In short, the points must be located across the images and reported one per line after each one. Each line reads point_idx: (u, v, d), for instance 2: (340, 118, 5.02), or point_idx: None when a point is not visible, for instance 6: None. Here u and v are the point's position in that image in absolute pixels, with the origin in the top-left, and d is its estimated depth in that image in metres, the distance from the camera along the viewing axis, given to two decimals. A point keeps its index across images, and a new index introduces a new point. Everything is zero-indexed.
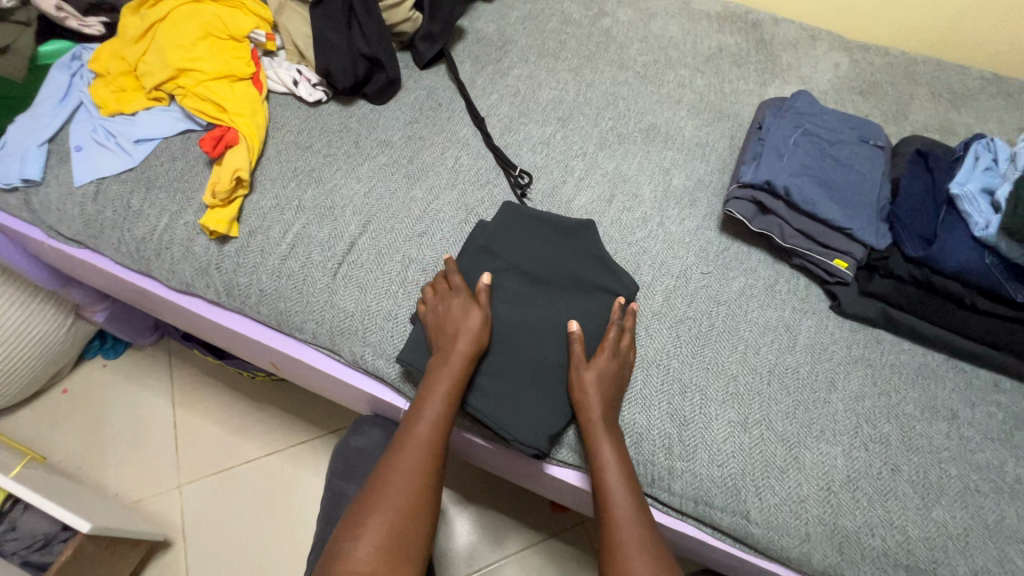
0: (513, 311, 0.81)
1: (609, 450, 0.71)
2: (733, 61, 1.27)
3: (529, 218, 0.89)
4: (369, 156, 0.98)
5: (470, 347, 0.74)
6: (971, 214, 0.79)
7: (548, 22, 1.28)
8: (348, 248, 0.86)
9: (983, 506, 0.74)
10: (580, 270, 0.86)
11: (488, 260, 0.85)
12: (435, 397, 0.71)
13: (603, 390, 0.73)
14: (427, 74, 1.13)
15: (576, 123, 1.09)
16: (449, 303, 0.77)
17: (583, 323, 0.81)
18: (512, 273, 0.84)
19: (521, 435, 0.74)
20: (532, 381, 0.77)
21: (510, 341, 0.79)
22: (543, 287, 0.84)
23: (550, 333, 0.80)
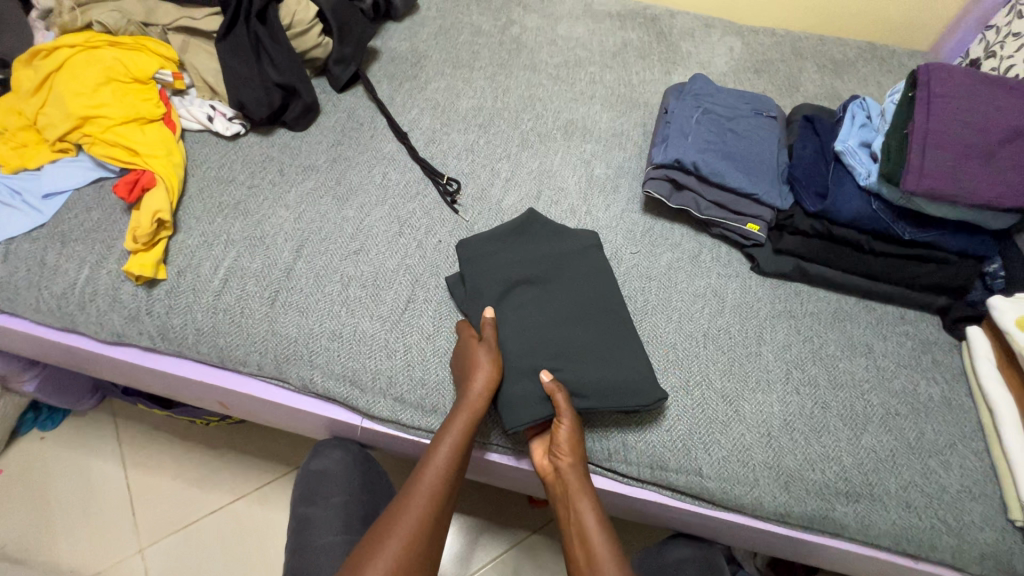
0: (527, 315, 0.83)
1: (591, 517, 0.71)
2: (638, 54, 1.35)
3: (485, 238, 0.90)
4: (296, 182, 0.98)
5: (486, 389, 0.74)
6: (855, 165, 0.87)
7: (459, 35, 1.33)
8: (284, 275, 0.86)
9: (905, 426, 0.81)
10: (566, 262, 0.88)
11: (471, 289, 0.85)
12: (447, 437, 0.72)
13: (580, 452, 0.74)
14: (346, 96, 1.14)
15: (497, 128, 1.13)
16: (457, 348, 0.79)
17: (600, 302, 0.85)
18: (509, 284, 0.85)
19: (618, 398, 0.76)
20: (609, 358, 0.80)
21: (560, 338, 0.81)
22: (542, 285, 0.86)
23: (576, 318, 0.83)
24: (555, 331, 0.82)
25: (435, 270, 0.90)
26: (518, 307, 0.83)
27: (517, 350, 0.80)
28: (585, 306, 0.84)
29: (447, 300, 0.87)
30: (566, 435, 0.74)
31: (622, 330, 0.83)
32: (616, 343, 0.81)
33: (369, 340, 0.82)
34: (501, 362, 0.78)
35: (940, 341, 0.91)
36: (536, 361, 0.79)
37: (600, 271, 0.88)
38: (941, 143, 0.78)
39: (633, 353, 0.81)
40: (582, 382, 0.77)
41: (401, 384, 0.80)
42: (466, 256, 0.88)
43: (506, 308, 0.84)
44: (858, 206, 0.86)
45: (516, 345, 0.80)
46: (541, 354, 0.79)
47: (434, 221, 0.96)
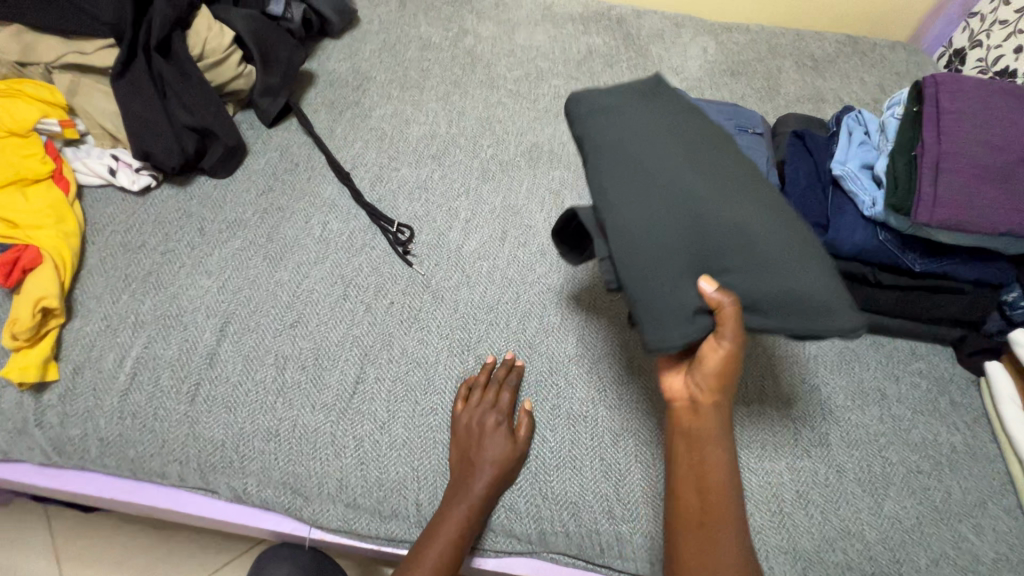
0: (686, 188, 0.60)
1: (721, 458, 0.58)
2: (605, 62, 1.23)
3: (603, 94, 0.68)
4: (219, 242, 0.84)
5: (493, 474, 0.66)
6: (857, 193, 0.77)
7: (406, 50, 1.19)
8: (206, 362, 0.73)
9: (929, 487, 0.72)
10: (699, 133, 0.66)
11: (602, 154, 0.63)
12: (447, 525, 0.64)
13: (726, 386, 0.59)
14: (277, 131, 1.00)
15: (453, 158, 1.01)
16: (465, 420, 0.70)
17: (761, 185, 0.64)
18: (654, 149, 0.63)
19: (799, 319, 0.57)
20: (788, 254, 0.59)
21: (729, 220, 0.59)
22: (696, 153, 0.64)
23: (744, 199, 0.61)
24: (709, 214, 0.59)
25: (388, 340, 0.77)
26: (671, 176, 0.61)
27: (660, 240, 0.58)
28: (748, 186, 0.63)
29: (403, 376, 0.75)
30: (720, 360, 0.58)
31: (782, 220, 0.61)
32: (794, 238, 0.60)
33: (311, 435, 0.69)
34: (520, 451, 0.70)
35: (956, 378, 0.82)
36: (686, 260, 0.58)
37: (735, 150, 0.67)
38: (957, 167, 0.69)
39: (802, 255, 0.60)
40: (740, 295, 0.58)
41: (354, 488, 0.68)
42: (579, 119, 0.67)
43: (654, 174, 0.61)
44: (863, 237, 0.76)
45: (671, 233, 0.58)
46: (690, 251, 0.58)
47: (384, 279, 0.83)
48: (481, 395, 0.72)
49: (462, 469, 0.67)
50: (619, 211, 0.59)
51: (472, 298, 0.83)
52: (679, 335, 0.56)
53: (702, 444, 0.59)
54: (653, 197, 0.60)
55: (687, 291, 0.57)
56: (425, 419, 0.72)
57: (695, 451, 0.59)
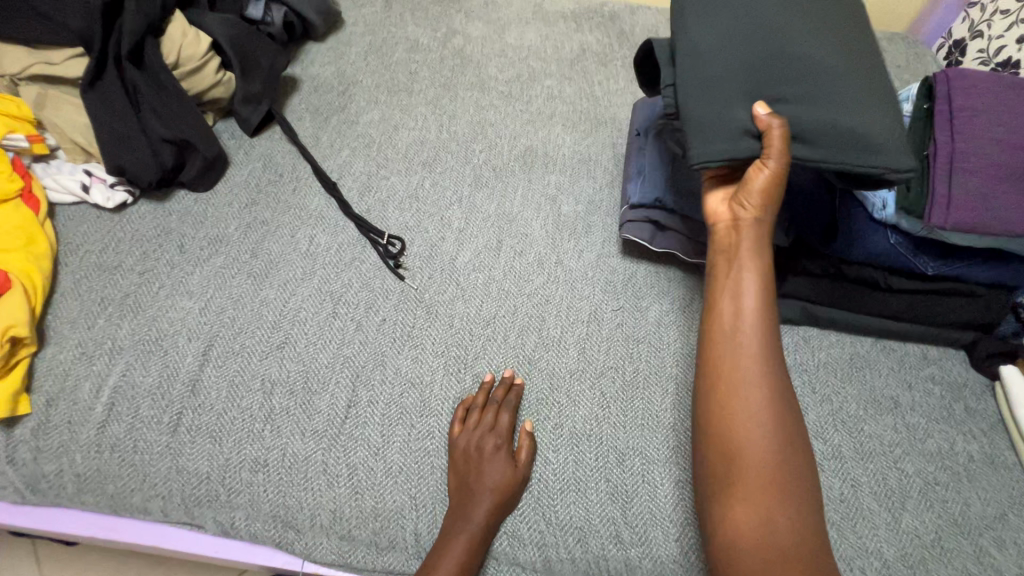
0: (764, 28, 0.67)
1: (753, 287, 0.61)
2: (598, 60, 1.20)
3: None
4: (200, 260, 0.80)
5: (494, 500, 0.64)
6: (866, 195, 0.74)
7: (393, 52, 1.15)
8: (188, 389, 0.69)
9: (947, 499, 0.69)
10: (810, 3, 0.71)
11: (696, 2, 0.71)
12: (447, 556, 0.61)
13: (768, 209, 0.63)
14: (260, 141, 0.96)
15: (444, 165, 0.97)
16: (463, 444, 0.67)
17: (841, 32, 0.69)
18: (743, 3, 0.70)
19: (847, 151, 0.62)
20: (847, 97, 0.64)
21: (796, 59, 0.65)
22: (785, 1, 0.70)
23: (816, 40, 0.67)
24: (781, 64, 0.66)
25: (380, 360, 0.74)
26: (752, 22, 0.68)
27: (726, 74, 0.65)
28: (824, 30, 0.68)
29: (397, 399, 0.71)
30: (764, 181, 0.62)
31: (856, 78, 0.65)
32: (858, 82, 0.65)
33: (301, 464, 0.66)
34: (522, 475, 0.67)
35: (970, 383, 0.79)
36: (748, 91, 0.65)
37: (835, 19, 0.71)
38: (971, 168, 0.66)
39: (866, 108, 0.63)
40: (793, 124, 0.63)
41: (348, 519, 0.64)
42: None
43: (737, 21, 0.68)
44: (873, 241, 0.73)
45: (738, 67, 0.66)
46: (758, 84, 0.65)
47: (374, 295, 0.80)
48: (479, 417, 0.69)
49: (460, 497, 0.64)
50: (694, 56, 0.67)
51: (468, 312, 0.79)
52: (723, 143, 0.62)
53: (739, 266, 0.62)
54: (730, 45, 0.67)
55: (740, 111, 0.64)
56: (421, 443, 0.68)
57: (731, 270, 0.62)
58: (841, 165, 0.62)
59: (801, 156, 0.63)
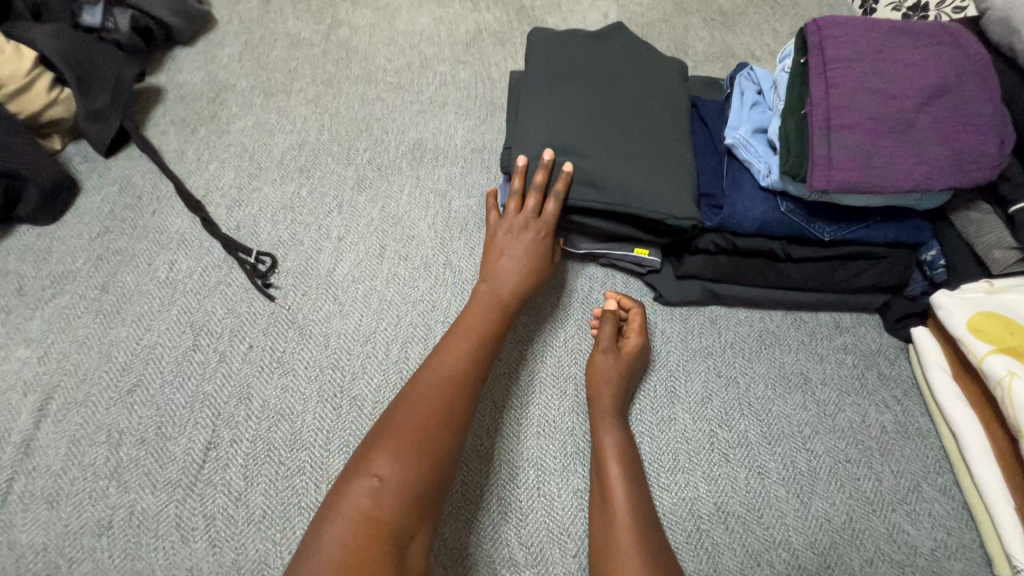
0: (581, 98, 0.75)
1: (616, 470, 0.61)
2: (496, 40, 1.12)
3: (555, 31, 0.83)
4: (42, 302, 0.72)
5: (526, 275, 0.68)
6: (750, 161, 0.69)
7: (271, 50, 1.06)
8: (21, 451, 0.62)
9: (858, 477, 0.66)
10: (636, 55, 0.81)
11: (526, 69, 0.79)
12: (462, 346, 0.59)
13: (627, 371, 0.68)
14: (116, 162, 0.87)
15: (323, 168, 0.89)
16: (515, 227, 0.71)
17: (658, 101, 0.77)
18: (571, 75, 0.77)
19: (647, 207, 0.68)
20: (653, 163, 0.71)
21: (607, 125, 0.73)
22: (607, 75, 0.78)
23: (629, 110, 0.75)
24: (595, 119, 0.73)
25: (246, 394, 0.68)
26: (573, 91, 0.75)
27: (545, 125, 0.72)
28: (638, 102, 0.76)
29: (264, 434, 0.66)
30: (605, 363, 0.68)
31: (656, 126, 0.74)
32: (663, 145, 0.73)
33: (151, 521, 0.60)
34: (549, 257, 0.71)
35: (884, 349, 0.75)
36: (563, 141, 0.71)
37: (660, 71, 0.80)
38: (850, 122, 0.61)
39: (660, 158, 0.72)
40: (597, 177, 0.69)
41: (208, 575, 0.58)
42: (532, 42, 0.82)
43: (560, 88, 0.75)
44: (763, 211, 0.68)
45: (558, 132, 0.72)
46: (574, 137, 0.72)
47: (241, 321, 0.73)
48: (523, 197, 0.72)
49: (494, 274, 0.68)
50: (516, 105, 0.80)
51: (346, 328, 0.73)
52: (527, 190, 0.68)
53: (599, 424, 0.65)
54: (555, 91, 0.75)
55: (555, 166, 0.70)
56: (289, 481, 0.63)
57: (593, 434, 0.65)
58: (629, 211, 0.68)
59: (604, 200, 0.68)
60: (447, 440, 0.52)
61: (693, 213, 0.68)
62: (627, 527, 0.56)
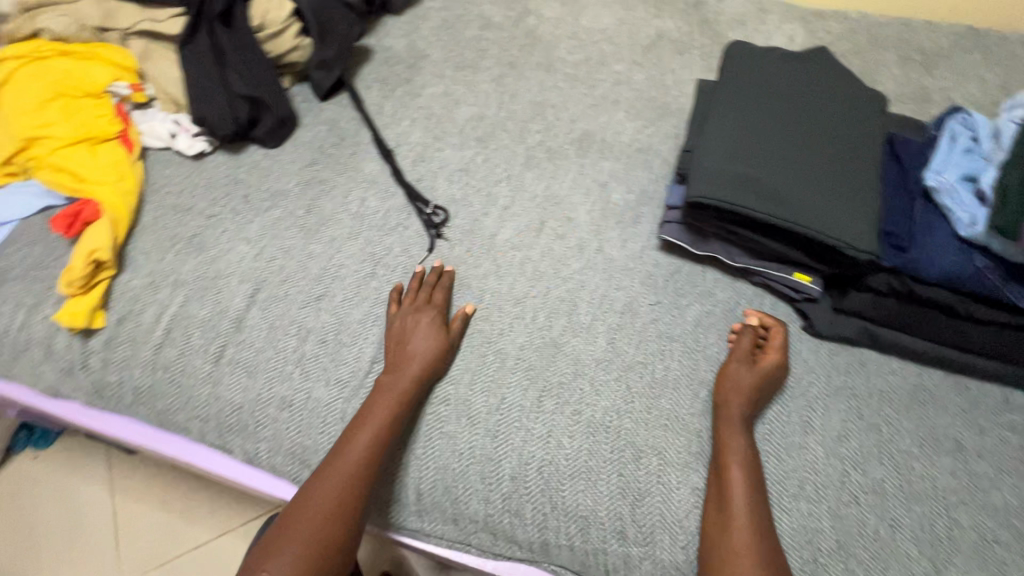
0: (774, 115, 0.76)
1: (739, 475, 0.63)
2: (675, 49, 1.14)
3: (757, 48, 0.84)
4: (261, 211, 0.86)
5: (429, 367, 0.70)
6: (952, 209, 0.66)
7: (466, 29, 1.16)
8: (233, 326, 0.75)
9: (1006, 561, 0.61)
10: (839, 83, 0.80)
11: (721, 80, 0.82)
12: (368, 429, 0.66)
13: (760, 385, 0.69)
14: (329, 106, 1.00)
15: (498, 142, 0.97)
16: (396, 321, 0.74)
17: (855, 130, 0.75)
18: (766, 92, 0.78)
19: (825, 232, 0.67)
20: (839, 191, 0.70)
21: (796, 145, 0.73)
22: (805, 97, 0.78)
23: (822, 135, 0.74)
24: (785, 137, 0.74)
25: None
26: (766, 107, 0.76)
27: (732, 134, 0.74)
28: (834, 129, 0.75)
29: None
30: (738, 373, 0.70)
31: (848, 155, 0.73)
32: (853, 175, 0.71)
33: (322, 410, 0.70)
34: (450, 346, 0.73)
35: None
36: (748, 153, 0.73)
37: (862, 102, 0.78)
38: None
39: (847, 187, 0.70)
40: (776, 193, 0.70)
41: None
42: (731, 56, 0.84)
43: (753, 103, 0.77)
44: (954, 262, 0.65)
45: (744, 144, 0.73)
46: (761, 150, 0.73)
47: (412, 261, 0.82)
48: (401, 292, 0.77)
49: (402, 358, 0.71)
50: (702, 114, 0.83)
51: (500, 289, 0.80)
52: (701, 191, 0.71)
53: (726, 430, 0.66)
54: (747, 104, 0.77)
55: (736, 175, 0.71)
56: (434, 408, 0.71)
57: (717, 437, 0.66)
58: (803, 231, 0.68)
59: (780, 217, 0.68)
60: (348, 514, 0.62)
61: (873, 246, 0.66)
62: (745, 532, 0.59)
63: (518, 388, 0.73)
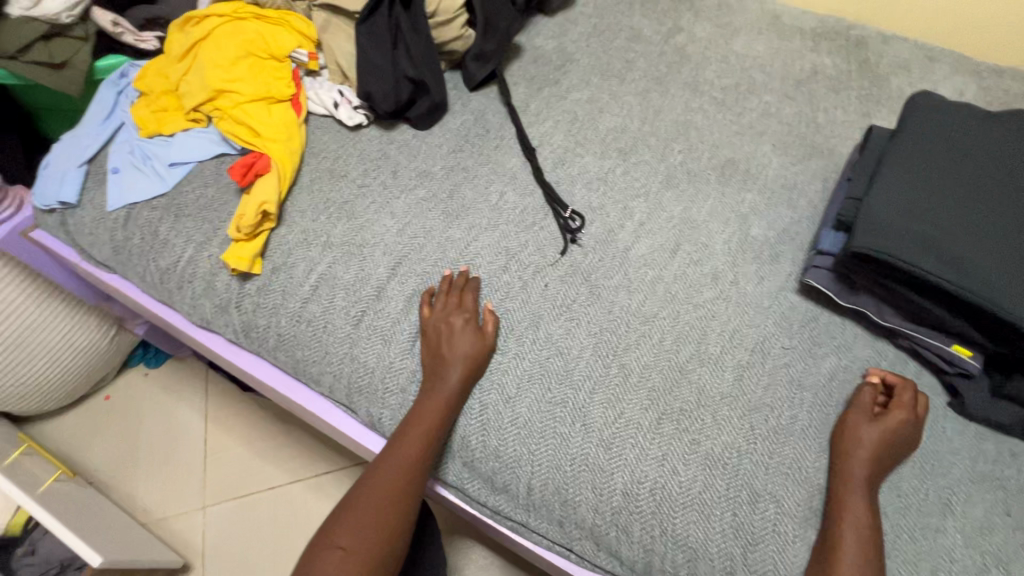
0: (961, 175, 0.71)
1: (854, 530, 0.61)
2: (831, 86, 1.09)
3: (946, 101, 0.79)
4: (407, 188, 0.89)
5: (464, 372, 0.71)
6: None
7: (615, 38, 1.16)
8: (374, 294, 0.78)
9: None
10: None
11: (903, 128, 0.77)
12: (417, 428, 0.68)
13: (885, 441, 0.66)
14: (477, 96, 1.03)
15: (639, 156, 0.96)
16: (433, 321, 0.74)
17: None
18: (955, 149, 0.73)
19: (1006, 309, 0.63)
20: None
21: (983, 211, 0.69)
22: (998, 161, 0.72)
23: (1014, 204, 0.69)
24: (971, 201, 0.69)
25: (536, 321, 0.78)
26: (953, 165, 0.72)
27: (913, 188, 0.70)
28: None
29: (543, 361, 0.75)
30: (859, 426, 0.67)
31: None
32: None
33: None
34: (484, 347, 0.73)
35: None
36: (927, 212, 0.69)
37: None
38: None
39: None
40: (957, 259, 0.66)
41: (473, 449, 0.72)
42: (917, 106, 0.79)
43: (938, 159, 0.73)
44: None
45: (925, 201, 0.70)
46: (943, 211, 0.69)
47: (544, 261, 0.83)
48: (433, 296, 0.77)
49: (432, 359, 0.72)
50: (872, 161, 0.79)
51: (628, 304, 0.80)
52: (873, 242, 0.67)
53: (844, 488, 0.64)
54: (932, 160, 0.73)
55: (913, 231, 0.67)
56: (551, 408, 0.72)
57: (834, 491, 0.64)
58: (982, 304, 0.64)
59: (958, 285, 0.65)
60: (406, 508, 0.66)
61: None
62: None
63: (638, 406, 0.72)
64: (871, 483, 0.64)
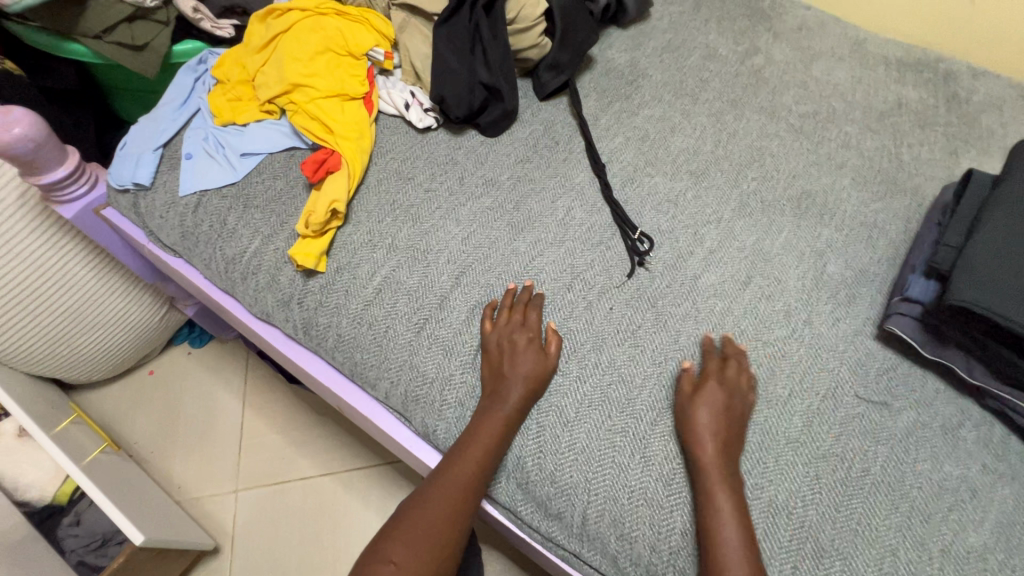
0: None
1: (724, 503, 0.61)
2: (915, 121, 1.04)
3: None
4: (473, 196, 0.88)
5: (526, 392, 0.69)
6: None
7: (689, 56, 1.13)
8: (437, 302, 0.77)
9: None
10: None
11: (1010, 175, 0.73)
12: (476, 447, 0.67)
13: (719, 415, 0.66)
14: (546, 106, 1.01)
15: (711, 181, 0.93)
16: (496, 336, 0.73)
17: None
18: None
19: None
20: None
21: None
22: None
23: None
24: None
25: (599, 345, 0.76)
26: None
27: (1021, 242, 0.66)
28: None
29: (605, 387, 0.73)
30: (712, 392, 0.68)
31: None
32: None
33: None
34: (547, 368, 0.72)
35: None
36: None
37: None
38: None
39: None
40: None
41: (529, 471, 0.69)
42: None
43: None
44: None
45: None
46: None
47: (609, 283, 0.81)
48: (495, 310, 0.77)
49: (495, 376, 0.71)
50: (971, 207, 0.75)
51: (695, 335, 0.77)
52: (977, 296, 0.63)
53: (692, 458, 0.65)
54: None
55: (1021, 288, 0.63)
56: (611, 437, 0.69)
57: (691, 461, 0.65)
58: None
59: None
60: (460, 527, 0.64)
61: None
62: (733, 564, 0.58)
63: None
64: (719, 454, 0.64)
